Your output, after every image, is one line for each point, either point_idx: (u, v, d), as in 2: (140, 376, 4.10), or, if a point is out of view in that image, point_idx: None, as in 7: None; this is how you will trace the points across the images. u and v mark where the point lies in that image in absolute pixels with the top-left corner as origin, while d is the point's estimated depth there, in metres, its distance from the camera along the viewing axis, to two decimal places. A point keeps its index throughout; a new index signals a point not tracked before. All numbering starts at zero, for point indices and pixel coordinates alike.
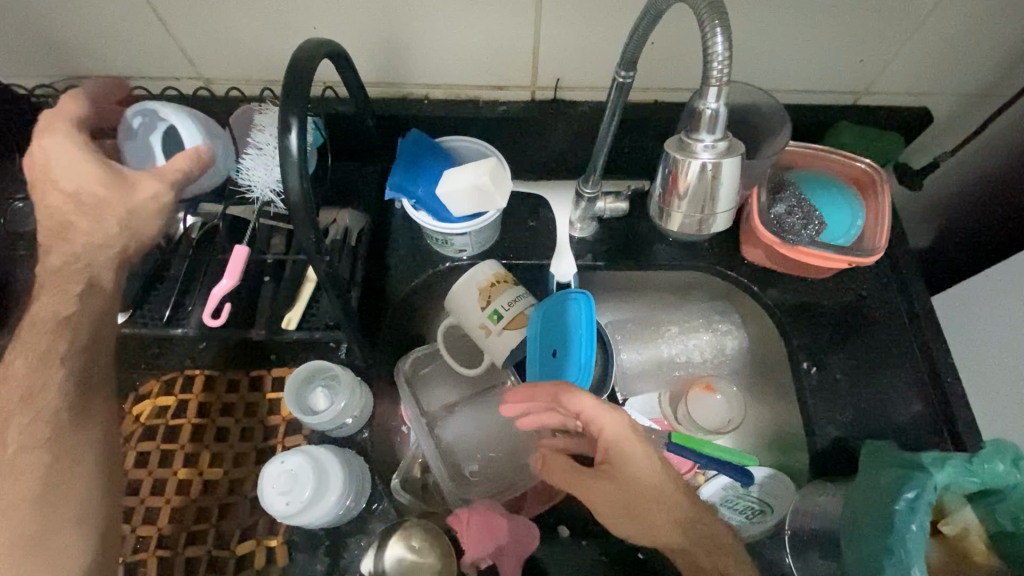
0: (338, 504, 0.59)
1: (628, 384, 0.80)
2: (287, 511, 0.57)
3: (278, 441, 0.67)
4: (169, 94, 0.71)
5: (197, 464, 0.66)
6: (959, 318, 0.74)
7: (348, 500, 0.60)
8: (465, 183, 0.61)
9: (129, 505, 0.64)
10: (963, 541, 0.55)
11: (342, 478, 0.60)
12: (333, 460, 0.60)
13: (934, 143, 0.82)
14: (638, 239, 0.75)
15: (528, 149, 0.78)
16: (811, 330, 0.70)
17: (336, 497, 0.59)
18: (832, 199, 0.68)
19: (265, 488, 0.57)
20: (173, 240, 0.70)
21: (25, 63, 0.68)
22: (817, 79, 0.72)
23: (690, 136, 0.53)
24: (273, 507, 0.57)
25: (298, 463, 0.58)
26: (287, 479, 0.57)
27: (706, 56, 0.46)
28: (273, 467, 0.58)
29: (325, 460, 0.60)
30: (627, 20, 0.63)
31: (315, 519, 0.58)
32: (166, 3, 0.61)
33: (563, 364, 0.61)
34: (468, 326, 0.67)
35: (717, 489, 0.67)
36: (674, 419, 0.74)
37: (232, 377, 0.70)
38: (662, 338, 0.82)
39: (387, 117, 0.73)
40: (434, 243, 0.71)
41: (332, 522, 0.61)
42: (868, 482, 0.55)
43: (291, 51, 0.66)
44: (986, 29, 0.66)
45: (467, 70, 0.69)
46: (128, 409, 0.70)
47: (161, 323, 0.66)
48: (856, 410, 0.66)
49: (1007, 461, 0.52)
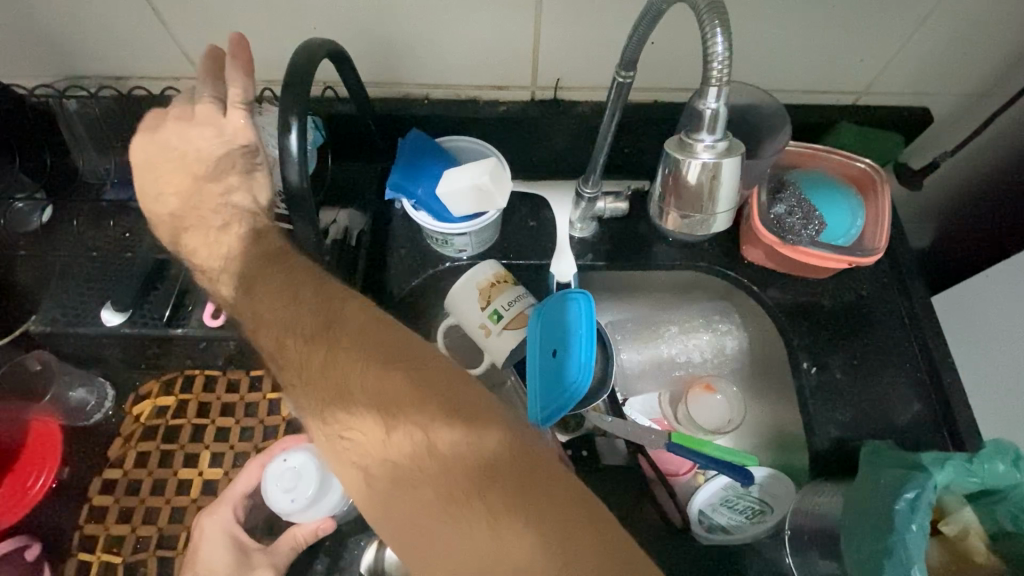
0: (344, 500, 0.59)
1: (628, 384, 0.79)
2: (290, 508, 0.58)
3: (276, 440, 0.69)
4: (169, 93, 0.71)
5: (197, 464, 0.68)
6: (959, 318, 0.74)
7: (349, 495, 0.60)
8: (464, 183, 0.61)
9: (128, 505, 0.67)
10: (963, 542, 0.54)
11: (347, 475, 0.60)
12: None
13: (935, 143, 0.82)
14: (638, 239, 0.75)
15: (528, 149, 0.78)
16: (812, 330, 0.70)
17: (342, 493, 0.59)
18: (833, 198, 0.68)
19: (268, 486, 0.59)
20: None
21: (24, 62, 0.68)
22: (817, 79, 0.72)
23: (690, 136, 0.53)
24: (277, 504, 0.58)
25: (298, 460, 0.59)
26: (287, 476, 0.59)
27: (706, 56, 0.46)
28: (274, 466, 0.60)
29: (326, 456, 0.60)
30: (628, 20, 0.63)
31: (318, 515, 0.59)
32: (166, 2, 0.61)
33: (562, 365, 0.60)
34: (468, 326, 0.67)
35: (717, 489, 0.66)
36: (674, 419, 0.75)
37: (233, 377, 0.72)
38: (662, 337, 0.79)
39: (387, 117, 0.73)
40: (434, 242, 0.71)
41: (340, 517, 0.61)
42: (868, 481, 0.55)
43: (290, 50, 0.66)
44: (987, 30, 0.66)
45: (468, 71, 0.69)
46: (128, 409, 0.72)
47: (162, 323, 0.66)
48: (856, 410, 0.66)
49: (1008, 461, 0.53)
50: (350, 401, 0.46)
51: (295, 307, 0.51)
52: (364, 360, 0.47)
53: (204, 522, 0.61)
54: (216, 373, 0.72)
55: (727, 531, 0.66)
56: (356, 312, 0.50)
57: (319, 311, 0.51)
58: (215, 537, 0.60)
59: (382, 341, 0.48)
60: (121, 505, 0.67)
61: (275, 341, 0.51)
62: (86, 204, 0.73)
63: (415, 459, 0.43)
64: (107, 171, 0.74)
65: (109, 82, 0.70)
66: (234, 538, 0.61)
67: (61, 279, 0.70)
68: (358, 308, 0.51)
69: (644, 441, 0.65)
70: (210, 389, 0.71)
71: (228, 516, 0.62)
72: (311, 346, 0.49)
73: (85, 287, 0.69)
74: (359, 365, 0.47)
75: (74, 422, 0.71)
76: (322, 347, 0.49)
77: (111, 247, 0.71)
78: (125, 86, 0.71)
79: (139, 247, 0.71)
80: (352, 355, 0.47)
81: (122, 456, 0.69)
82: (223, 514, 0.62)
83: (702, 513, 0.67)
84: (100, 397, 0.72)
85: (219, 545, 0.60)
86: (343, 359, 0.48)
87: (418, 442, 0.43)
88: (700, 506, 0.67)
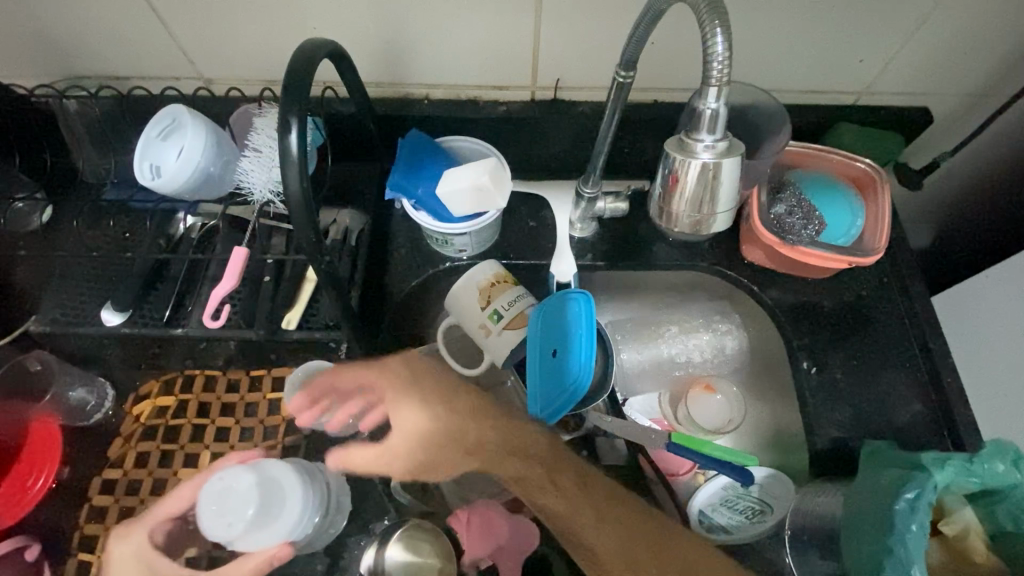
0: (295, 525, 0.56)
1: (628, 385, 0.79)
2: (229, 534, 0.53)
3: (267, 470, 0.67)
4: (169, 93, 0.71)
5: (197, 465, 0.68)
6: (959, 318, 0.74)
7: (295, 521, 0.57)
8: (464, 184, 0.61)
9: (128, 505, 0.67)
10: (962, 541, 0.54)
11: (296, 495, 0.56)
12: (286, 474, 0.56)
13: (935, 143, 0.82)
14: (638, 240, 0.75)
15: (528, 149, 0.78)
16: (812, 330, 0.70)
17: (288, 514, 0.56)
18: (832, 199, 0.68)
19: (203, 511, 0.54)
20: (173, 240, 0.70)
21: (24, 62, 0.68)
22: (817, 79, 0.72)
23: (690, 136, 0.53)
24: (214, 530, 0.53)
25: (238, 481, 0.54)
26: (226, 497, 0.54)
27: (706, 57, 0.46)
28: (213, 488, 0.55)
29: (271, 475, 0.56)
30: (627, 20, 0.63)
31: (261, 540, 0.55)
32: (166, 3, 0.61)
33: (563, 365, 0.60)
34: (468, 326, 0.67)
35: (717, 489, 0.66)
36: (674, 420, 0.75)
37: (233, 377, 0.72)
38: (662, 337, 0.81)
39: (387, 117, 0.73)
40: (434, 243, 0.71)
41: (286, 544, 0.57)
42: (869, 481, 0.55)
43: (291, 50, 0.66)
44: (987, 30, 0.66)
45: (468, 71, 0.69)
46: (128, 410, 0.72)
47: (162, 323, 0.66)
48: (856, 410, 0.66)
49: (1007, 461, 0.52)
50: (634, 545, 0.57)
51: (553, 477, 0.61)
52: (627, 513, 0.59)
53: (114, 547, 0.60)
54: (216, 373, 0.72)
55: (727, 531, 0.65)
56: (609, 488, 0.62)
57: (545, 451, 0.62)
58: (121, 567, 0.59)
59: (630, 502, 0.61)
60: (121, 505, 0.67)
61: (527, 487, 0.62)
62: (86, 204, 0.73)
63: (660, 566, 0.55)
64: (107, 171, 0.73)
65: (109, 83, 0.70)
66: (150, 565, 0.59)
67: (61, 279, 0.70)
68: (602, 484, 0.62)
69: (645, 441, 0.65)
70: (210, 389, 0.71)
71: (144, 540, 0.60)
72: (572, 492, 0.60)
73: (85, 287, 0.69)
74: (615, 507, 0.60)
75: (74, 422, 0.71)
76: (587, 506, 0.60)
77: (111, 247, 0.71)
78: (125, 86, 0.71)
79: (139, 246, 0.71)
80: (600, 510, 0.59)
81: (122, 456, 0.69)
82: (137, 536, 0.61)
83: (702, 513, 0.66)
84: (101, 397, 0.72)
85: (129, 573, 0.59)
86: (602, 515, 0.59)
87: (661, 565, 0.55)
88: (700, 507, 0.67)
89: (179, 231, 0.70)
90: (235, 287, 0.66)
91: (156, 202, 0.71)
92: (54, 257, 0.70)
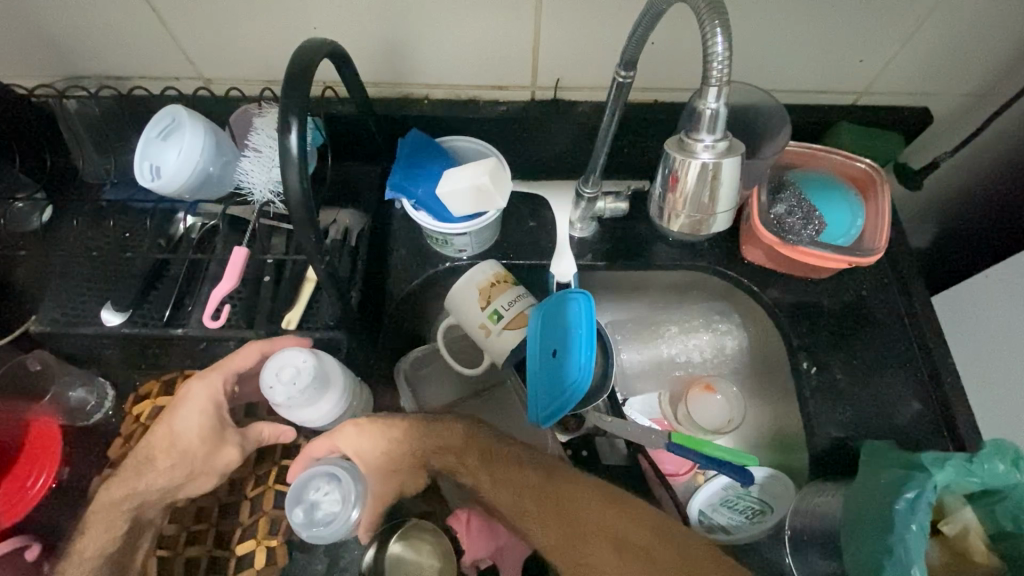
0: (342, 517, 0.56)
1: (627, 384, 0.80)
2: (275, 392, 0.57)
3: (265, 511, 0.63)
4: (169, 93, 0.71)
5: None
6: (959, 318, 0.74)
7: (326, 505, 0.56)
8: (464, 183, 0.61)
9: None
10: (963, 541, 0.54)
11: (334, 382, 0.59)
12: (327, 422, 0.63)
13: (935, 143, 0.82)
14: (638, 239, 0.75)
15: (528, 149, 0.78)
16: (812, 330, 0.70)
17: (334, 392, 0.59)
18: (832, 199, 0.68)
19: (270, 387, 0.57)
20: (173, 240, 0.70)
21: (25, 63, 0.68)
22: (816, 80, 0.72)
23: (690, 136, 0.53)
24: (304, 407, 0.58)
25: (293, 361, 0.57)
26: (281, 368, 0.57)
27: (706, 56, 0.46)
28: (282, 393, 0.57)
29: (326, 369, 0.59)
30: (627, 21, 0.64)
31: (312, 405, 0.58)
32: (166, 3, 0.61)
33: (562, 365, 0.60)
34: (468, 326, 0.67)
35: (717, 489, 0.66)
36: (674, 419, 0.75)
37: None
38: (662, 337, 0.80)
39: (386, 117, 0.73)
40: (434, 243, 0.71)
41: (327, 534, 0.55)
42: (869, 481, 0.55)
43: (290, 51, 0.66)
44: (986, 30, 0.66)
45: (467, 71, 0.69)
46: (128, 409, 0.70)
47: (162, 323, 0.66)
48: (855, 411, 0.66)
49: (1007, 461, 0.52)
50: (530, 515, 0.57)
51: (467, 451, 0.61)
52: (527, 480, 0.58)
53: (193, 386, 0.60)
54: None
55: (727, 531, 0.66)
56: (519, 454, 0.60)
57: (459, 437, 0.61)
58: (199, 401, 0.60)
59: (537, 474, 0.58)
60: None
61: (462, 475, 0.61)
62: (87, 204, 0.73)
63: (551, 527, 0.55)
64: (106, 170, 0.73)
65: (109, 83, 0.71)
66: (216, 409, 0.61)
67: (60, 278, 0.70)
68: (510, 448, 0.60)
69: (644, 441, 0.65)
70: None
71: (214, 387, 0.61)
72: (477, 467, 0.60)
73: (84, 287, 0.69)
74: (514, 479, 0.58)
75: (74, 422, 0.70)
76: (485, 472, 0.60)
77: (111, 247, 0.71)
78: (126, 86, 0.71)
79: (139, 247, 0.71)
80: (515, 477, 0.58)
81: (121, 456, 0.67)
82: (214, 382, 0.61)
83: (702, 514, 0.67)
84: (101, 397, 0.72)
85: (198, 412, 0.60)
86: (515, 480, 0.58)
87: (553, 524, 0.55)
88: (699, 507, 0.67)
89: (178, 231, 0.70)
90: (235, 287, 0.65)
91: (156, 202, 0.71)
92: (54, 257, 0.70)
